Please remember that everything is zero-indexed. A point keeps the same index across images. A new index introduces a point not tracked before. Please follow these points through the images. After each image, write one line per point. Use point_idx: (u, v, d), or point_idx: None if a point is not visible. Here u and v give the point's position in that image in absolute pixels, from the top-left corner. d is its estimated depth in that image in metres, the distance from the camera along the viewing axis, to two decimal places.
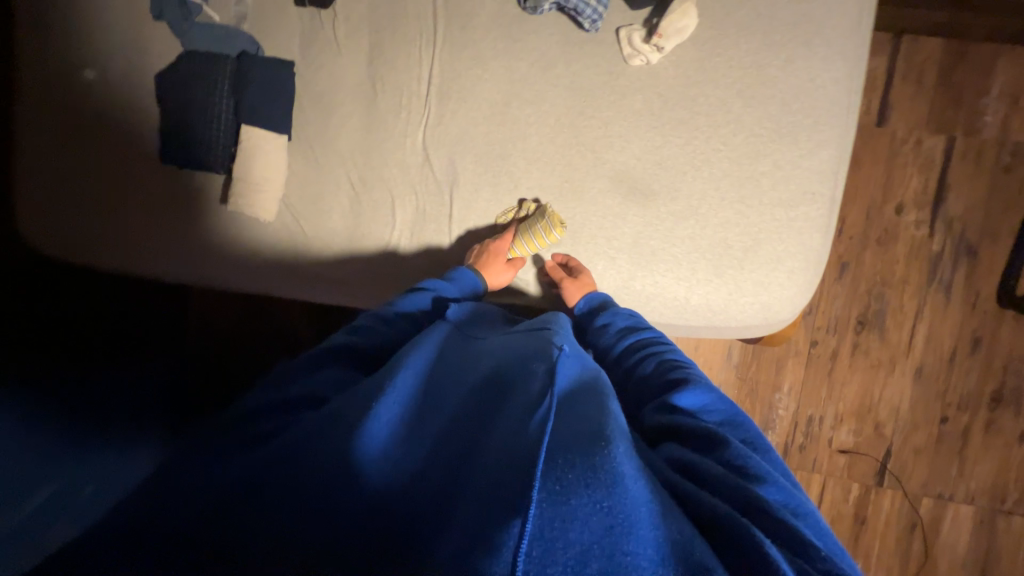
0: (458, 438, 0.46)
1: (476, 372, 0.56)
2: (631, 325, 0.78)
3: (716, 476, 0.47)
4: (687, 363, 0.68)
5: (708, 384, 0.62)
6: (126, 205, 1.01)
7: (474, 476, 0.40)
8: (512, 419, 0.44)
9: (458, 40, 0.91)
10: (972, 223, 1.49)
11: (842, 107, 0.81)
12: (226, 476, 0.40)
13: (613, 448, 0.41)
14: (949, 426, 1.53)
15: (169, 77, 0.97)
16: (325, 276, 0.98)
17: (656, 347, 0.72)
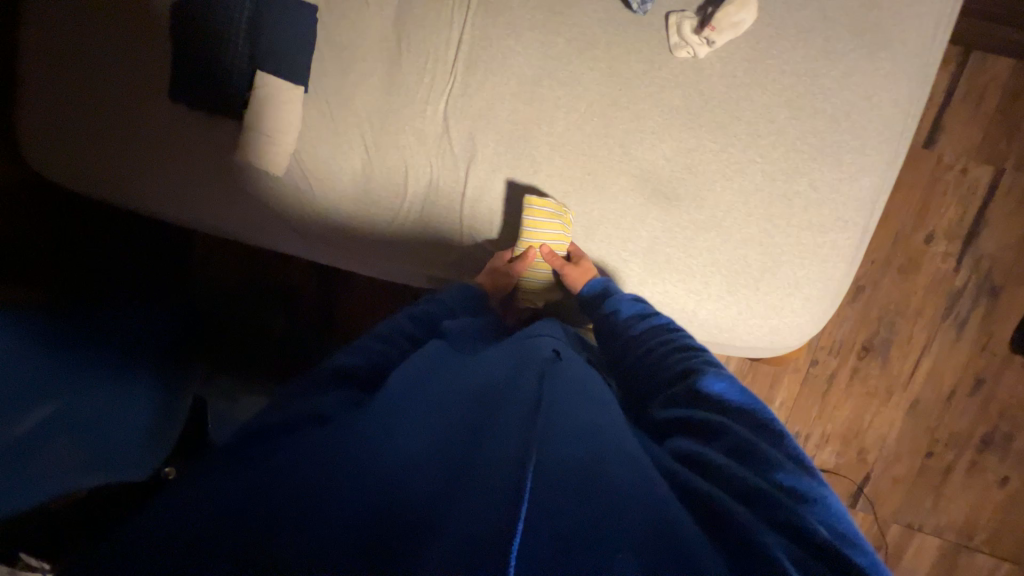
0: (458, 440, 0.46)
1: (478, 378, 0.57)
2: (641, 311, 0.76)
3: (717, 470, 0.46)
4: (699, 351, 0.65)
5: (719, 369, 0.59)
6: (130, 143, 0.98)
7: (472, 481, 0.41)
8: (504, 434, 0.46)
9: (494, 4, 0.84)
10: (1002, 262, 1.43)
11: (894, 131, 0.75)
12: (230, 472, 0.40)
13: (605, 464, 0.43)
14: (933, 461, 1.53)
15: (185, 7, 0.91)
16: (329, 239, 0.96)
17: (667, 334, 0.70)
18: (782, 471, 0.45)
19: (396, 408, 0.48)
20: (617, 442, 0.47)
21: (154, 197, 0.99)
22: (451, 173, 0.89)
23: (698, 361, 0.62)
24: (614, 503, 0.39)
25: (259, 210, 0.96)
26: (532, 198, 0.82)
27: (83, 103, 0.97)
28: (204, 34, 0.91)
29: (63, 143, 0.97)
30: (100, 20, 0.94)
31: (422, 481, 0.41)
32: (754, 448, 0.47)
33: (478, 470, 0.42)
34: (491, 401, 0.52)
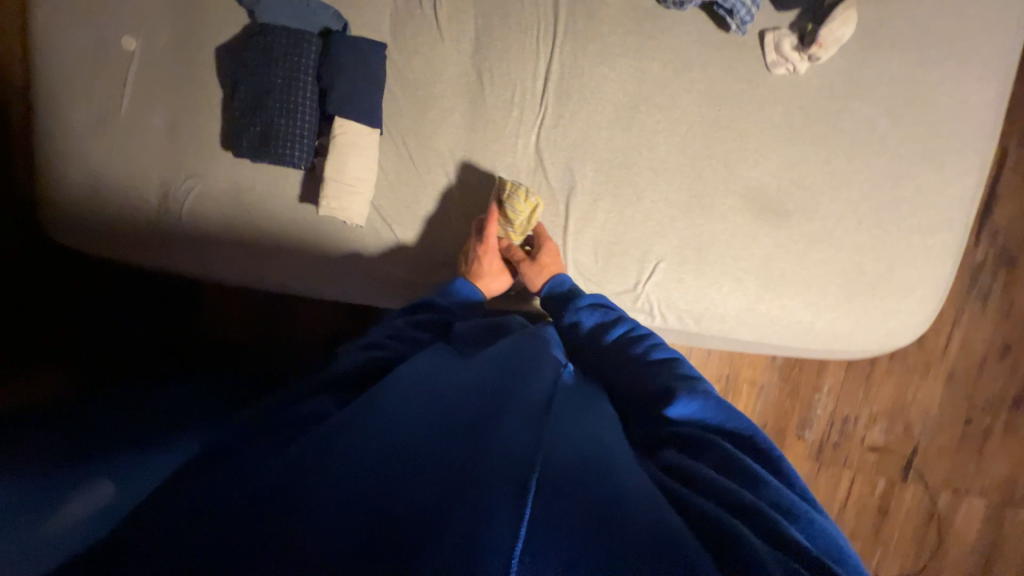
0: (467, 423, 0.41)
1: (473, 366, 0.53)
2: (604, 318, 0.72)
3: (704, 480, 0.45)
4: (676, 358, 0.63)
5: (693, 382, 0.57)
6: (150, 203, 0.90)
7: (479, 462, 0.36)
8: (513, 416, 0.41)
9: (583, 33, 0.82)
10: (1015, 234, 1.53)
11: (988, 132, 0.78)
12: (227, 487, 0.35)
13: (613, 471, 0.42)
14: (972, 426, 1.62)
15: (242, 55, 0.84)
16: (309, 267, 0.91)
17: (634, 342, 0.67)
18: (767, 491, 0.44)
19: (391, 406, 0.43)
20: (613, 452, 0.45)
21: (178, 258, 0.92)
22: (550, 207, 0.87)
23: (673, 373, 0.59)
24: (622, 511, 0.37)
25: (262, 259, 0.91)
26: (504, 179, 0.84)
27: (101, 166, 0.89)
28: (264, 79, 0.84)
29: (74, 208, 0.89)
30: (130, 80, 0.89)
31: (420, 475, 0.36)
32: (740, 465, 0.46)
33: (480, 451, 0.37)
34: (493, 382, 0.47)
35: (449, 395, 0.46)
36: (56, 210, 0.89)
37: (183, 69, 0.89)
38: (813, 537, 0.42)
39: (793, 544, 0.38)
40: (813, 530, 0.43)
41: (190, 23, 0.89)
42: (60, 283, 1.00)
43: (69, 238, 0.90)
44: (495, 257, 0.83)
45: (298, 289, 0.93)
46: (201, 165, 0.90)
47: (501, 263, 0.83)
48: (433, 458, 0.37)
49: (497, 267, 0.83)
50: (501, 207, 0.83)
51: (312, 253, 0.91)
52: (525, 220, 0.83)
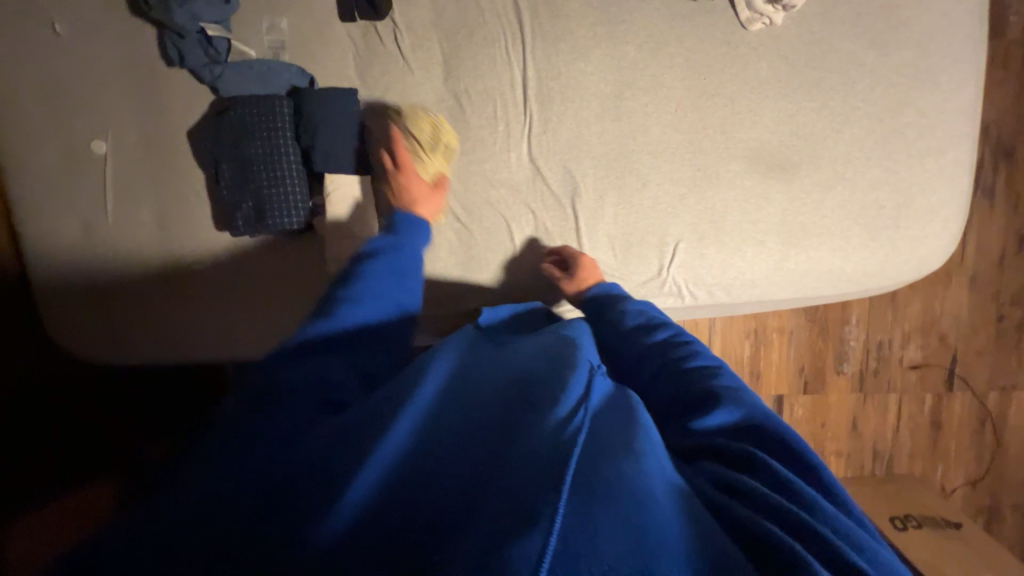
0: (500, 428, 0.44)
1: (505, 370, 0.54)
2: (648, 320, 0.67)
3: (759, 502, 0.41)
4: (718, 366, 0.57)
5: (735, 395, 0.52)
6: (157, 299, 0.89)
7: (513, 463, 0.39)
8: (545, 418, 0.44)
9: (551, 34, 0.81)
10: (1006, 125, 1.51)
11: (976, 39, 0.77)
12: (263, 475, 0.39)
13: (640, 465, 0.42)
14: (1005, 323, 1.62)
15: (214, 132, 0.83)
16: None
17: (676, 347, 0.61)
18: (827, 518, 0.40)
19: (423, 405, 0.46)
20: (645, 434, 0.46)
21: (192, 346, 0.90)
22: (557, 212, 0.85)
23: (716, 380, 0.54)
24: (652, 512, 0.37)
25: (274, 329, 0.90)
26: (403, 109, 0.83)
27: (101, 274, 0.88)
28: (244, 151, 0.82)
29: (85, 320, 0.88)
30: (108, 183, 0.87)
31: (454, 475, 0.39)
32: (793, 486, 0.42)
33: (512, 457, 0.40)
34: (528, 384, 0.50)
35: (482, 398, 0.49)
36: (66, 326, 0.87)
37: (159, 159, 0.87)
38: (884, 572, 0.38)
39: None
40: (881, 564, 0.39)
41: (155, 111, 0.86)
42: (87, 394, 0.98)
43: (84, 350, 0.89)
44: (420, 177, 0.80)
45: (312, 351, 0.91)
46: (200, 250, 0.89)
47: (429, 183, 0.81)
48: (465, 459, 0.41)
49: (427, 188, 0.80)
50: (406, 131, 0.81)
51: None
52: (432, 138, 0.81)
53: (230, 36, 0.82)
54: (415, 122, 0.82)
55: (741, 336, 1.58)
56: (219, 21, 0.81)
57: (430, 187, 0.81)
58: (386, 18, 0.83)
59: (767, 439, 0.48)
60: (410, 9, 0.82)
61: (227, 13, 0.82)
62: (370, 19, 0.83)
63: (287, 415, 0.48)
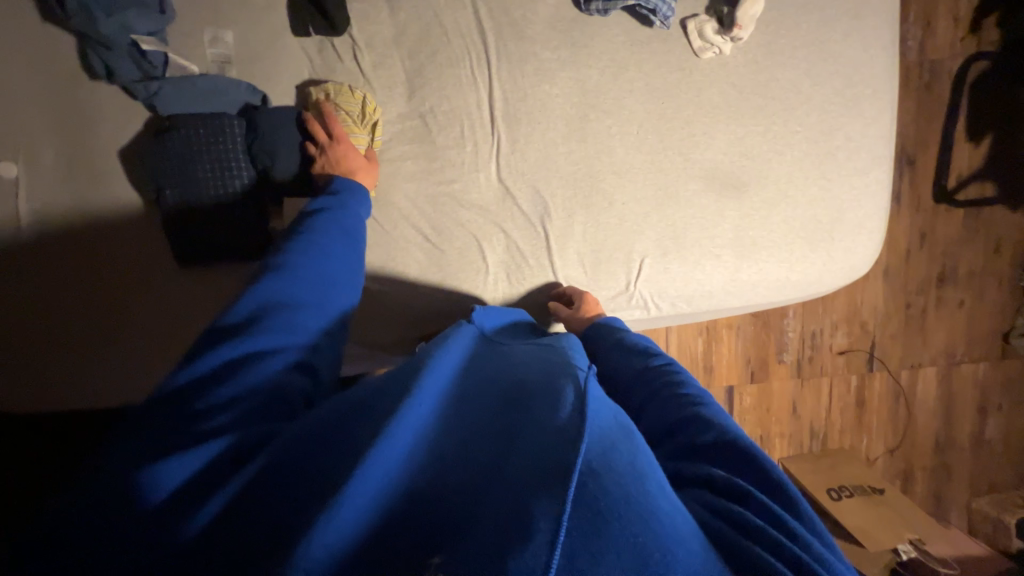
0: (501, 419, 0.44)
1: (504, 371, 0.52)
2: (643, 346, 0.69)
3: (758, 536, 0.40)
4: (705, 398, 0.57)
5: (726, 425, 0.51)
6: (94, 333, 0.81)
7: (519, 451, 0.39)
8: (544, 402, 0.43)
9: (516, 55, 0.81)
10: (909, 136, 1.72)
11: (891, 71, 0.87)
12: (257, 494, 0.39)
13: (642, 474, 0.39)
14: (913, 309, 1.84)
15: (153, 153, 0.75)
16: None
17: (668, 376, 0.62)
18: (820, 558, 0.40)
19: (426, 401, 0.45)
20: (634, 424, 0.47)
21: (133, 381, 0.82)
22: (527, 231, 0.86)
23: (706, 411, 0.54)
24: (657, 503, 0.37)
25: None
26: (326, 84, 0.79)
27: (23, 312, 0.78)
28: (190, 175, 0.75)
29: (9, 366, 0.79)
30: (21, 211, 0.77)
31: (458, 467, 0.39)
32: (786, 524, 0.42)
33: (516, 447, 0.39)
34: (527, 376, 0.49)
35: (481, 394, 0.49)
36: None
37: (84, 184, 0.78)
38: None
39: None
40: None
41: (77, 130, 0.77)
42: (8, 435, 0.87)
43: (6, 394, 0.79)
44: (353, 147, 0.77)
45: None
46: (142, 279, 0.81)
47: (364, 157, 0.78)
48: (469, 452, 0.41)
49: (363, 161, 0.77)
50: (329, 102, 0.77)
51: None
52: (361, 112, 0.78)
53: (168, 49, 0.75)
54: (340, 95, 0.78)
55: (694, 333, 1.70)
56: (155, 33, 0.74)
57: (366, 160, 0.78)
58: (344, 34, 0.79)
59: (755, 472, 0.47)
60: (369, 26, 0.79)
61: (163, 24, 0.75)
62: (327, 35, 0.79)
63: (269, 414, 0.47)
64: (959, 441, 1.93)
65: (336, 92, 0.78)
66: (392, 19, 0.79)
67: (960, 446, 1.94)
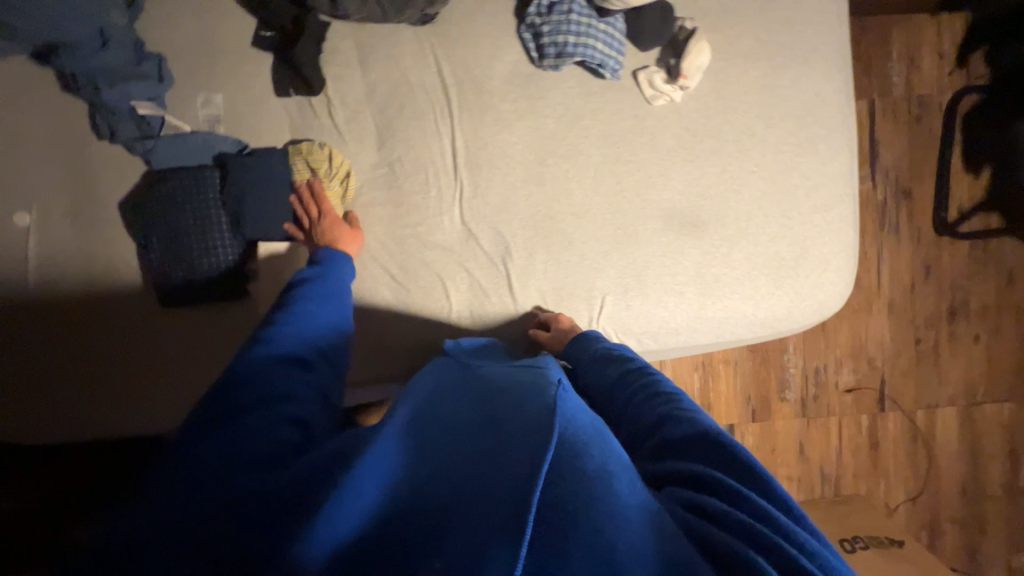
0: (477, 428, 0.45)
1: (487, 393, 0.53)
2: (619, 354, 0.72)
3: (719, 519, 0.41)
4: (677, 393, 0.59)
5: (698, 417, 0.53)
6: (103, 368, 0.87)
7: (494, 457, 0.40)
8: (520, 411, 0.45)
9: (476, 107, 0.87)
10: (902, 169, 1.70)
11: (845, 113, 0.89)
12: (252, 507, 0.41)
13: (612, 485, 0.39)
14: (923, 345, 1.76)
15: (147, 203, 0.83)
16: None
17: (641, 378, 0.64)
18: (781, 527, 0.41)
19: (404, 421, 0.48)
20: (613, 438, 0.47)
21: (122, 414, 0.88)
22: (490, 271, 0.89)
23: (673, 405, 0.56)
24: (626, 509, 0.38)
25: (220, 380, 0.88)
26: (301, 142, 0.86)
27: (35, 350, 0.86)
28: (179, 224, 0.82)
29: (24, 401, 0.86)
30: (31, 256, 0.85)
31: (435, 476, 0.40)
32: (764, 511, 0.41)
33: (490, 455, 0.41)
34: (504, 393, 0.51)
35: (457, 412, 0.50)
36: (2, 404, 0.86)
37: (86, 230, 0.86)
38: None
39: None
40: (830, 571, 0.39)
41: (85, 182, 0.86)
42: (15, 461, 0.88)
43: (16, 425, 0.87)
44: (339, 221, 0.84)
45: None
46: (135, 316, 0.87)
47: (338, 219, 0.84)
48: (448, 460, 0.42)
49: (336, 224, 0.84)
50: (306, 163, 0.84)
51: None
52: (328, 167, 0.85)
53: (164, 111, 0.84)
54: (317, 155, 0.86)
55: (689, 368, 1.66)
56: (153, 98, 0.83)
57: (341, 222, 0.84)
58: (320, 93, 0.86)
59: (719, 449, 0.48)
60: (343, 85, 0.87)
61: (161, 91, 0.84)
62: (305, 94, 0.87)
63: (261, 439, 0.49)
64: (990, 488, 1.78)
65: (310, 149, 0.85)
66: (364, 79, 0.87)
67: (993, 494, 1.78)
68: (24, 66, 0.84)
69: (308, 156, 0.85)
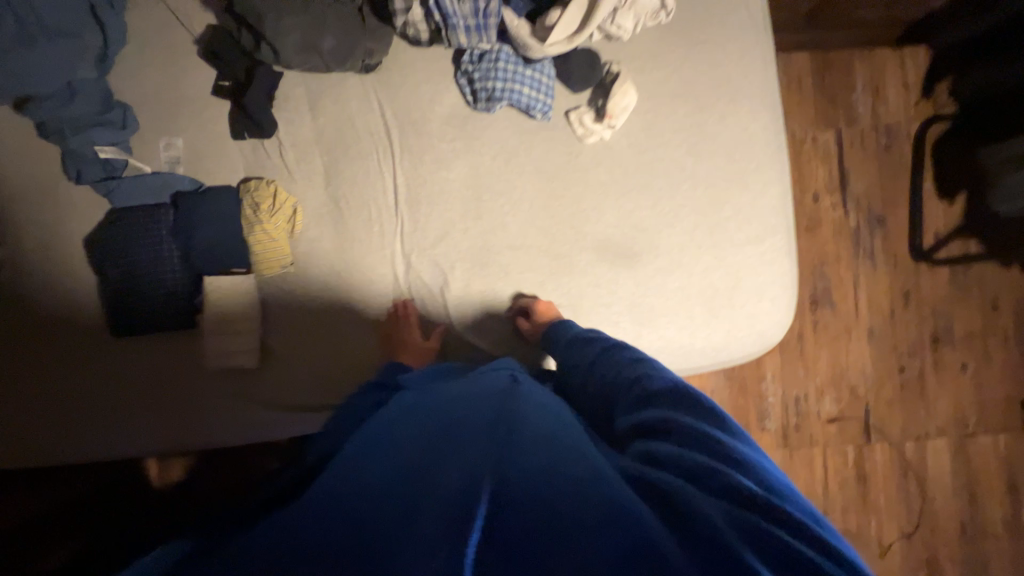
0: (435, 448, 0.52)
1: (444, 414, 0.60)
2: (594, 333, 0.80)
3: (669, 462, 0.50)
4: (647, 359, 0.68)
5: (664, 374, 0.62)
6: (64, 398, 0.90)
7: (447, 472, 0.47)
8: (474, 433, 0.53)
9: (416, 146, 0.92)
10: (874, 196, 1.69)
11: (774, 148, 0.92)
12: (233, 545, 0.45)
13: (555, 470, 0.46)
14: (908, 373, 1.70)
15: (108, 241, 0.88)
16: (221, 419, 0.91)
17: (613, 351, 0.73)
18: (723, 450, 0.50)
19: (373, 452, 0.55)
20: (565, 434, 0.54)
21: (79, 444, 0.90)
22: (430, 298, 0.92)
23: (642, 369, 0.65)
24: (573, 483, 0.45)
25: (183, 408, 0.91)
26: (251, 181, 0.91)
27: (6, 382, 0.90)
28: (137, 259, 0.88)
29: None
30: (3, 290, 0.91)
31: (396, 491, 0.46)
32: (707, 442, 0.50)
33: (443, 470, 0.47)
34: (460, 412, 0.58)
35: (419, 432, 0.56)
36: None
37: (51, 264, 0.91)
38: (762, 479, 0.47)
39: (738, 492, 0.45)
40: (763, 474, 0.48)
41: (49, 222, 0.91)
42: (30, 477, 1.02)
43: None
44: (417, 341, 0.89)
45: (208, 442, 0.92)
46: (98, 348, 0.91)
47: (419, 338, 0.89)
48: (408, 477, 0.48)
49: (417, 342, 0.89)
50: (253, 200, 0.89)
51: (247, 390, 0.91)
52: (271, 203, 0.89)
53: (128, 155, 0.90)
54: (264, 192, 0.90)
55: None
56: (116, 143, 0.90)
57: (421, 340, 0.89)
58: (272, 135, 0.92)
59: (679, 400, 0.57)
60: (294, 128, 0.93)
61: (125, 136, 0.90)
62: (257, 136, 0.92)
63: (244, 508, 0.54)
64: (989, 525, 1.69)
65: (258, 187, 0.90)
66: (313, 122, 0.93)
67: (992, 530, 1.69)
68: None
69: (257, 194, 0.89)
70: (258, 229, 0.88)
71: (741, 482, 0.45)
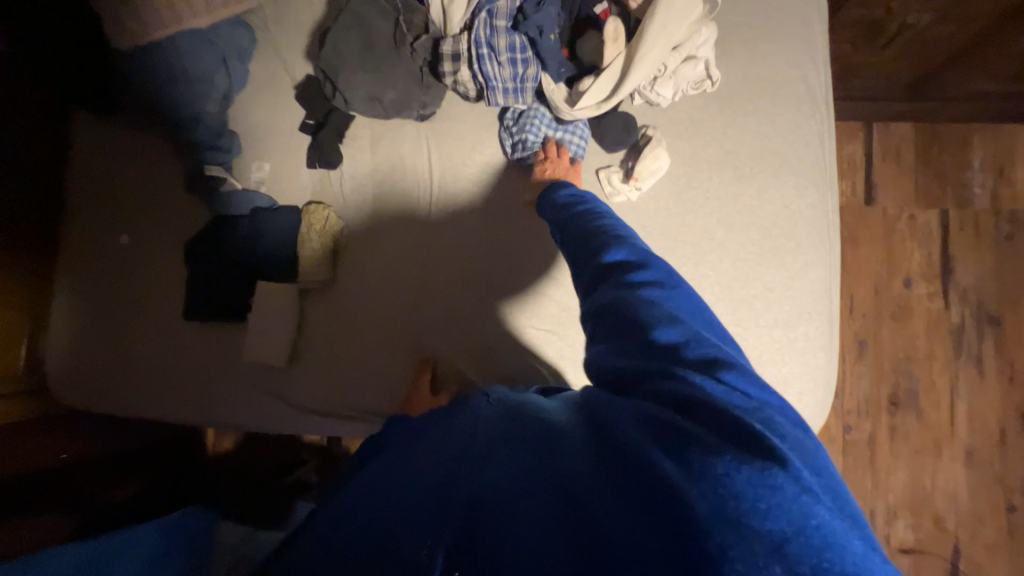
0: (420, 469, 0.59)
1: (425, 441, 0.65)
2: (576, 196, 0.77)
3: (620, 375, 0.53)
4: (613, 222, 0.68)
5: (625, 242, 0.63)
6: (150, 366, 1.06)
7: (427, 486, 0.54)
8: (447, 447, 0.59)
9: (452, 190, 1.02)
10: (987, 291, 1.41)
11: (820, 229, 0.86)
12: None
13: (508, 465, 0.51)
14: (1017, 514, 1.37)
15: (201, 243, 1.07)
16: (261, 409, 1.03)
17: (591, 214, 0.71)
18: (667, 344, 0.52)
19: (374, 484, 0.62)
20: (526, 418, 0.58)
21: (159, 407, 1.04)
22: (449, 330, 1.01)
23: (608, 235, 0.65)
24: (527, 475, 0.49)
25: (236, 391, 1.03)
26: (310, 205, 1.04)
27: (114, 347, 1.06)
28: (220, 259, 1.05)
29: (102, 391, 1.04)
30: (122, 269, 1.09)
31: (390, 510, 0.54)
32: (647, 338, 0.52)
33: (423, 484, 0.55)
34: (440, 430, 0.65)
35: (411, 456, 0.64)
36: (83, 385, 1.05)
37: (158, 253, 1.09)
38: (703, 350, 0.50)
39: (673, 394, 0.47)
40: (704, 344, 0.51)
41: (162, 219, 1.10)
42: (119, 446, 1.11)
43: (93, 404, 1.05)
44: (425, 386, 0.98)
45: (253, 428, 1.05)
46: (180, 328, 1.07)
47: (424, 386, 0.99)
48: (399, 497, 0.56)
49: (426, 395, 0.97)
50: (308, 222, 1.02)
51: (281, 388, 1.02)
52: (320, 225, 1.02)
53: (227, 174, 1.07)
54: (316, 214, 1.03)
55: None
56: (223, 164, 1.07)
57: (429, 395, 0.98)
58: (337, 167, 1.06)
59: (631, 275, 0.59)
60: (356, 163, 1.06)
61: (229, 159, 1.08)
62: (325, 166, 1.06)
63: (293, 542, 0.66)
64: None
65: (315, 212, 1.03)
66: (371, 158, 1.05)
67: None
68: (131, 133, 1.11)
69: (312, 217, 1.02)
70: (308, 246, 1.01)
71: (674, 381, 0.48)
